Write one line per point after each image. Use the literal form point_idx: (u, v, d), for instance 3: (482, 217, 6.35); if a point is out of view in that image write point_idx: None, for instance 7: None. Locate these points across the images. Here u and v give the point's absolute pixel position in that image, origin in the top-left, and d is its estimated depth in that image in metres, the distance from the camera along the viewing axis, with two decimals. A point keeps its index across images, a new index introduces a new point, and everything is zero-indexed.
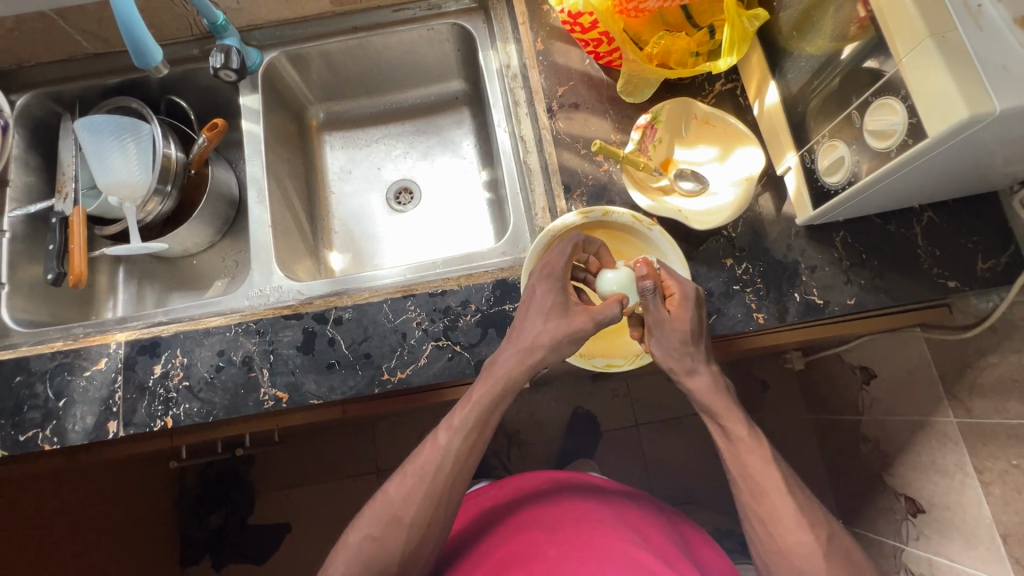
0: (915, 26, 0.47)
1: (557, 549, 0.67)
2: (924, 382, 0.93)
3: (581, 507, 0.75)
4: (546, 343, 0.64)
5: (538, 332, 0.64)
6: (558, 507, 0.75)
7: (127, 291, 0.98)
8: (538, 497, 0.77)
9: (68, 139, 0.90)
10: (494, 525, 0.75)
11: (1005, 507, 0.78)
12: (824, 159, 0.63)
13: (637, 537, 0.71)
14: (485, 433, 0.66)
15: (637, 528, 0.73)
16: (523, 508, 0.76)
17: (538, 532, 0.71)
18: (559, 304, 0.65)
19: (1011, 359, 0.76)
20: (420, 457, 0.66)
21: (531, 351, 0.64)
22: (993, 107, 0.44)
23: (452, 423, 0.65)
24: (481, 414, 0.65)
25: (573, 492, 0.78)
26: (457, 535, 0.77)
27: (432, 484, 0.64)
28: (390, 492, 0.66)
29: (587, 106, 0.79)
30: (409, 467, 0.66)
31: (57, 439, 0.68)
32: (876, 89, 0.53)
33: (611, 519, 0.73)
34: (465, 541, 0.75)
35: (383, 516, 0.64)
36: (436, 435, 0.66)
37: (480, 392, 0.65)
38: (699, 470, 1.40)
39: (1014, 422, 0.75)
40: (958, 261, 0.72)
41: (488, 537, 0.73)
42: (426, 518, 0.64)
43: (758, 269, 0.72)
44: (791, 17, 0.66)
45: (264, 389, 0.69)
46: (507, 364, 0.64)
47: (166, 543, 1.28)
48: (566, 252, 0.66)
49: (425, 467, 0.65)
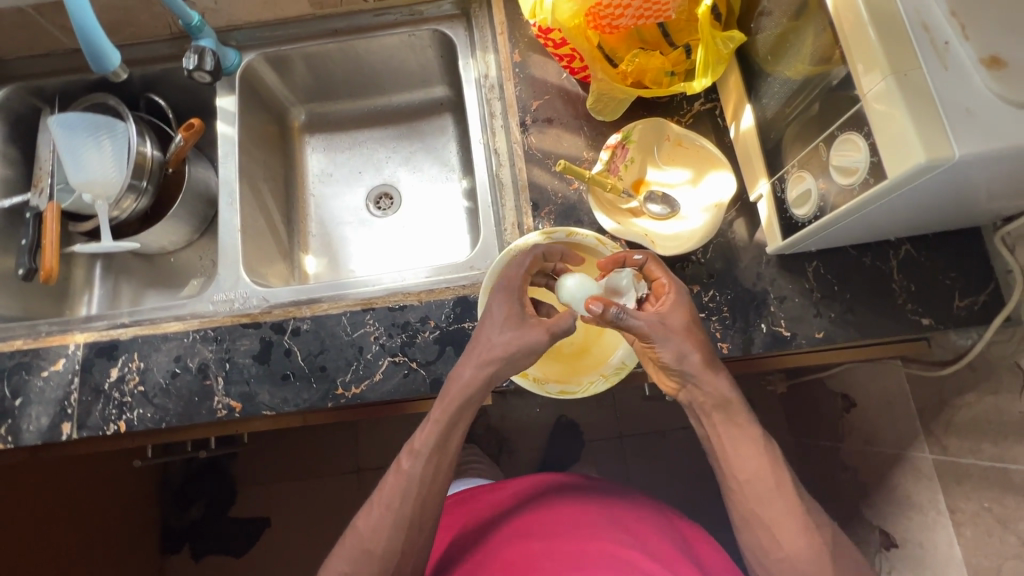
0: (877, 61, 0.45)
1: (555, 561, 0.67)
2: (903, 414, 0.90)
3: (577, 512, 0.75)
4: (500, 356, 0.61)
5: (492, 344, 0.62)
6: (553, 513, 0.75)
7: (103, 287, 0.99)
8: (526, 502, 0.77)
9: (47, 134, 0.90)
10: (489, 530, 0.74)
11: (975, 550, 0.76)
12: (793, 190, 0.61)
13: (630, 538, 0.71)
14: (452, 449, 0.65)
15: (633, 531, 0.73)
16: (518, 514, 0.76)
17: (536, 541, 0.71)
18: (514, 315, 0.63)
19: (987, 400, 0.73)
20: (387, 485, 0.65)
21: (487, 362, 0.62)
22: (953, 153, 0.42)
23: (414, 447, 0.64)
24: (442, 433, 0.63)
25: (567, 495, 0.78)
26: (452, 539, 0.77)
27: (401, 509, 0.63)
28: (360, 526, 0.65)
29: (561, 121, 0.77)
30: (379, 494, 0.65)
31: (12, 438, 0.68)
32: (842, 122, 0.51)
33: (605, 522, 0.74)
34: (459, 546, 0.74)
35: (354, 550, 0.64)
36: (399, 462, 0.65)
37: (439, 413, 0.63)
38: (679, 487, 1.39)
39: (987, 464, 0.73)
40: (934, 297, 0.69)
41: (484, 543, 0.73)
42: (397, 547, 0.63)
43: (726, 297, 0.71)
44: (768, 40, 0.64)
45: (218, 397, 0.69)
46: (467, 379, 0.62)
47: (142, 533, 1.29)
48: (524, 264, 0.64)
49: (392, 494, 0.64)
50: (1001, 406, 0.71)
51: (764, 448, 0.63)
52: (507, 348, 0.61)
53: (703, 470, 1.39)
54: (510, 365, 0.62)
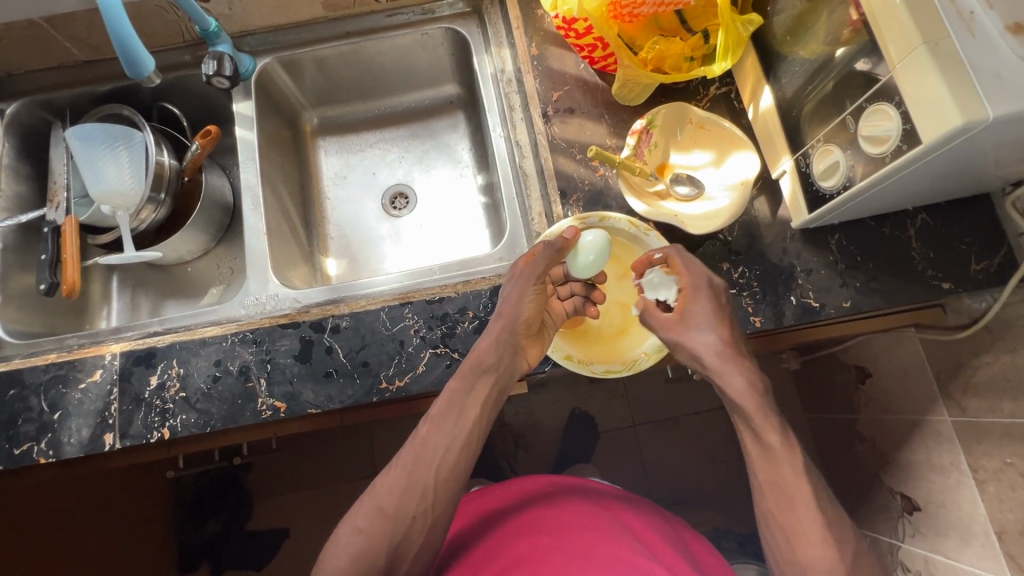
0: (908, 32, 0.47)
1: (560, 554, 0.66)
2: (920, 380, 0.93)
3: (586, 513, 0.73)
4: (509, 312, 0.67)
5: (504, 305, 0.67)
6: (563, 512, 0.74)
7: (121, 300, 0.97)
8: (540, 500, 0.76)
9: (59, 148, 0.89)
10: (501, 524, 0.74)
11: (1000, 505, 0.78)
12: (819, 163, 0.63)
13: (636, 542, 0.69)
14: (468, 422, 0.65)
15: (640, 535, 0.71)
16: (526, 511, 0.75)
17: (543, 536, 0.70)
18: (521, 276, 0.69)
19: (1005, 359, 0.77)
20: (405, 452, 0.65)
21: (498, 322, 0.67)
22: (987, 114, 0.44)
23: (432, 417, 0.65)
24: (456, 402, 0.65)
25: (577, 497, 0.77)
26: (460, 535, 0.76)
27: (417, 474, 0.63)
28: (378, 487, 0.63)
29: (583, 111, 0.79)
30: (397, 461, 0.64)
31: (53, 452, 0.68)
32: (870, 94, 0.53)
33: (613, 525, 0.72)
34: (467, 543, 0.74)
35: (371, 509, 0.62)
36: (417, 429, 0.65)
37: (458, 381, 0.65)
38: (698, 470, 1.40)
39: (1008, 420, 0.76)
40: (951, 262, 0.72)
41: (491, 538, 0.72)
42: (411, 512, 0.62)
43: (755, 273, 0.73)
44: (784, 22, 0.67)
45: (262, 398, 0.69)
46: (480, 345, 0.66)
47: (162, 551, 1.27)
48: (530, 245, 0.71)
49: (408, 459, 0.64)
50: (1019, 363, 0.74)
51: (793, 457, 0.63)
52: (510, 304, 0.67)
53: (720, 453, 1.41)
54: (516, 323, 0.67)
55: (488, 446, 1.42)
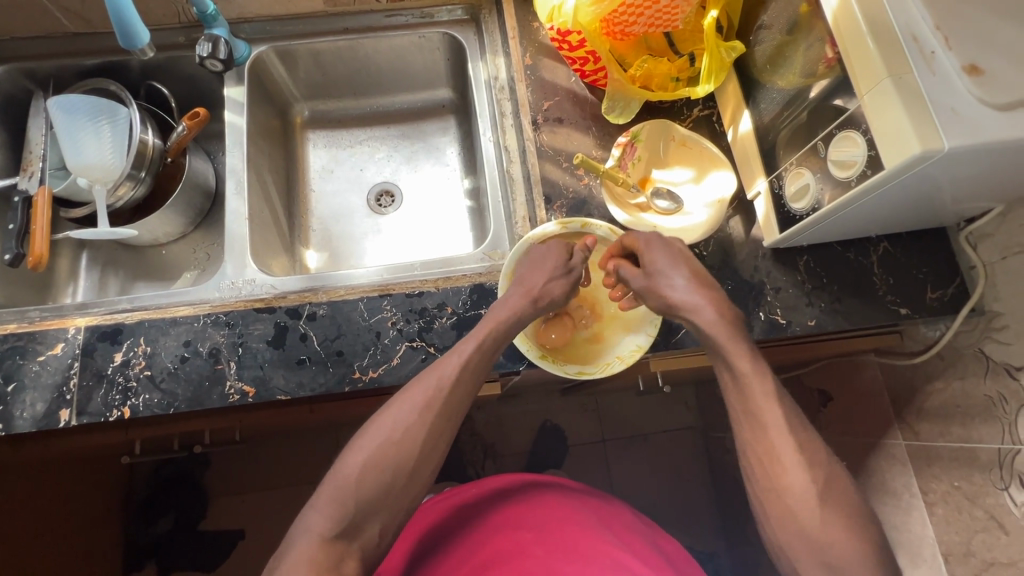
0: (876, 67, 0.51)
1: (543, 549, 0.67)
2: (878, 405, 0.97)
3: (566, 508, 0.74)
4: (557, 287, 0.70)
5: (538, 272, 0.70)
6: (541, 506, 0.74)
7: (89, 278, 0.95)
8: (515, 498, 0.75)
9: (38, 118, 0.87)
10: (474, 522, 0.72)
11: (947, 527, 0.82)
12: (790, 185, 0.66)
13: (613, 536, 0.70)
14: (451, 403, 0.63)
15: (614, 528, 0.72)
16: (500, 509, 0.73)
17: (525, 531, 0.70)
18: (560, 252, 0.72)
19: (954, 386, 0.80)
20: (379, 421, 0.62)
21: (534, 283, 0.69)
22: (943, 144, 0.48)
23: (411, 396, 0.62)
24: (438, 386, 0.63)
25: (553, 489, 0.77)
26: (435, 532, 0.72)
27: (384, 457, 0.59)
28: (341, 473, 0.59)
29: (571, 122, 0.81)
30: (364, 435, 0.61)
31: (2, 425, 0.65)
32: (839, 123, 0.57)
33: (591, 520, 0.73)
34: (438, 547, 0.70)
35: (332, 496, 0.58)
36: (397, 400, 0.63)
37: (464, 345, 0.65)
38: (664, 489, 1.41)
39: (956, 445, 0.80)
40: (908, 289, 0.76)
41: (470, 532, 0.71)
42: None
43: (727, 287, 0.75)
44: (764, 52, 0.70)
45: (230, 382, 0.68)
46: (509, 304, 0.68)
47: (107, 548, 1.21)
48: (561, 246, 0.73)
49: (382, 439, 0.60)
50: (967, 390, 0.78)
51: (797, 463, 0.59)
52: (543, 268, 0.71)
53: (686, 473, 1.42)
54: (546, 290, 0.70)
55: (456, 453, 1.40)
